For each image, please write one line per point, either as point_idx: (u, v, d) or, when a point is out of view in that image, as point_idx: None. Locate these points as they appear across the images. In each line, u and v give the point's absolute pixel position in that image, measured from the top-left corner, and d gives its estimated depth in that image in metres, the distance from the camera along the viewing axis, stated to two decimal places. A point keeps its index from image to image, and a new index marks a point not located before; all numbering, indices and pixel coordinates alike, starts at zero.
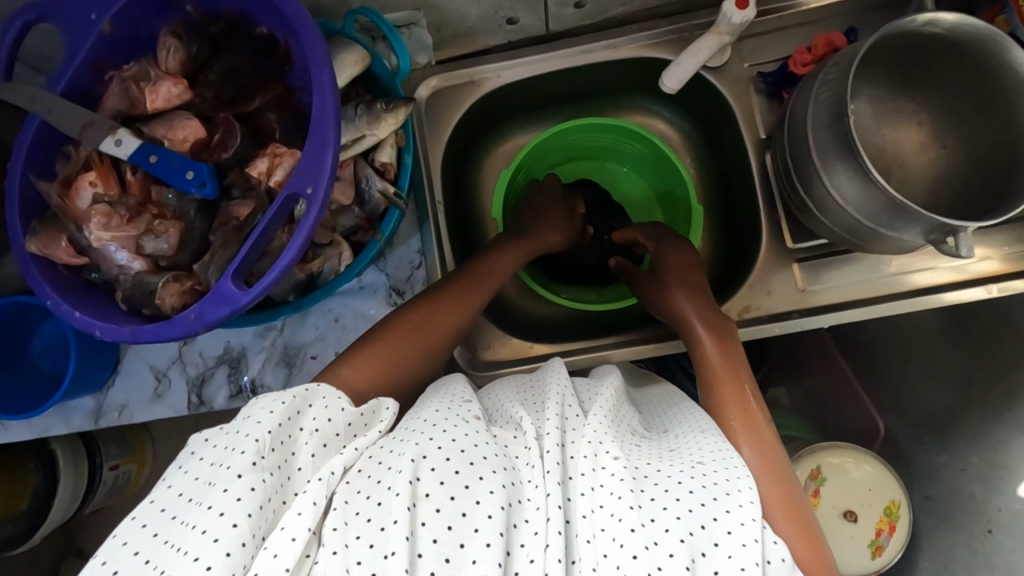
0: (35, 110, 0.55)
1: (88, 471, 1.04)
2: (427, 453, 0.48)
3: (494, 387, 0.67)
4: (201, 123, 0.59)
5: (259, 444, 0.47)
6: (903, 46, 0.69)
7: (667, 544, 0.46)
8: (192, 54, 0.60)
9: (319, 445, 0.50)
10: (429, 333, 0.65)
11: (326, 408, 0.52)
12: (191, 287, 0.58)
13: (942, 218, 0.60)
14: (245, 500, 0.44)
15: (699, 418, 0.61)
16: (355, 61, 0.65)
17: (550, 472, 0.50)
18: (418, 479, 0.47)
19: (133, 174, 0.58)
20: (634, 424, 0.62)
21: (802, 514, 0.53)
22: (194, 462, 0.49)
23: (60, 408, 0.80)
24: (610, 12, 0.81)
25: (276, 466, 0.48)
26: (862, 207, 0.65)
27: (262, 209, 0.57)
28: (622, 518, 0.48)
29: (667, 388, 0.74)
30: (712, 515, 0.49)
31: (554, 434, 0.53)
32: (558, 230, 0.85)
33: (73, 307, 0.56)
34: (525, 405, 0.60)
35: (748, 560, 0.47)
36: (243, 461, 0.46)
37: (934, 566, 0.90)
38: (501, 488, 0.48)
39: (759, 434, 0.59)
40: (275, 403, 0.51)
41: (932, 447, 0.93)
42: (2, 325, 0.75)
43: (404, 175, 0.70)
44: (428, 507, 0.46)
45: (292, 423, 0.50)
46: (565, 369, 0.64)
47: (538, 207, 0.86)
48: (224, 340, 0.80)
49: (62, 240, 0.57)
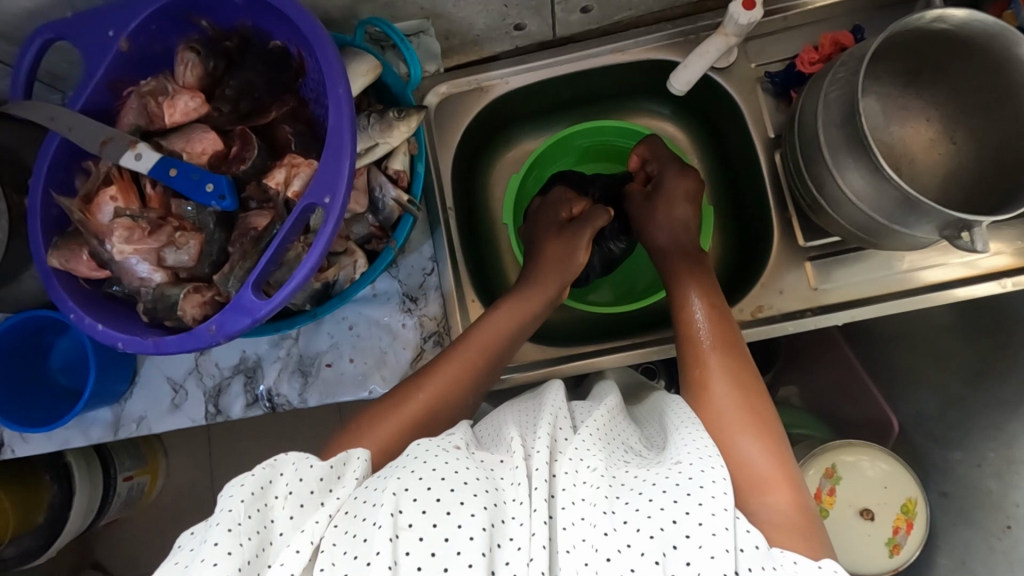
0: (56, 128, 0.56)
1: (102, 484, 1.06)
2: (408, 484, 0.49)
3: (497, 413, 0.67)
4: (218, 135, 0.60)
5: (233, 514, 0.48)
6: (912, 43, 0.69)
7: (638, 544, 0.47)
8: (210, 68, 0.61)
9: (296, 507, 0.50)
10: (431, 419, 0.63)
11: (295, 468, 0.52)
12: (212, 298, 0.59)
13: (958, 214, 0.60)
14: (222, 564, 0.45)
15: (683, 411, 0.60)
16: (366, 70, 0.65)
17: (537, 490, 0.51)
18: (400, 512, 0.47)
19: (153, 188, 0.59)
20: (629, 440, 0.62)
21: (762, 416, 0.58)
22: (180, 547, 0.50)
23: (79, 421, 0.81)
24: (616, 16, 0.82)
25: (253, 531, 0.48)
26: (878, 209, 0.65)
27: (280, 219, 0.58)
28: (595, 523, 0.48)
29: (657, 397, 0.73)
30: (685, 509, 0.48)
31: (538, 454, 0.54)
32: (573, 254, 0.77)
33: (95, 321, 0.56)
34: (521, 425, 0.61)
35: (719, 549, 0.46)
36: (219, 533, 0.47)
37: (954, 562, 0.89)
38: (482, 509, 0.48)
39: (728, 348, 0.64)
40: (244, 477, 0.51)
41: (948, 443, 0.92)
42: (22, 340, 0.75)
43: (417, 183, 0.70)
44: (410, 536, 0.46)
45: (265, 492, 0.50)
46: (563, 391, 0.66)
47: (551, 236, 0.80)
48: (240, 350, 0.80)
49: (84, 254, 0.57)
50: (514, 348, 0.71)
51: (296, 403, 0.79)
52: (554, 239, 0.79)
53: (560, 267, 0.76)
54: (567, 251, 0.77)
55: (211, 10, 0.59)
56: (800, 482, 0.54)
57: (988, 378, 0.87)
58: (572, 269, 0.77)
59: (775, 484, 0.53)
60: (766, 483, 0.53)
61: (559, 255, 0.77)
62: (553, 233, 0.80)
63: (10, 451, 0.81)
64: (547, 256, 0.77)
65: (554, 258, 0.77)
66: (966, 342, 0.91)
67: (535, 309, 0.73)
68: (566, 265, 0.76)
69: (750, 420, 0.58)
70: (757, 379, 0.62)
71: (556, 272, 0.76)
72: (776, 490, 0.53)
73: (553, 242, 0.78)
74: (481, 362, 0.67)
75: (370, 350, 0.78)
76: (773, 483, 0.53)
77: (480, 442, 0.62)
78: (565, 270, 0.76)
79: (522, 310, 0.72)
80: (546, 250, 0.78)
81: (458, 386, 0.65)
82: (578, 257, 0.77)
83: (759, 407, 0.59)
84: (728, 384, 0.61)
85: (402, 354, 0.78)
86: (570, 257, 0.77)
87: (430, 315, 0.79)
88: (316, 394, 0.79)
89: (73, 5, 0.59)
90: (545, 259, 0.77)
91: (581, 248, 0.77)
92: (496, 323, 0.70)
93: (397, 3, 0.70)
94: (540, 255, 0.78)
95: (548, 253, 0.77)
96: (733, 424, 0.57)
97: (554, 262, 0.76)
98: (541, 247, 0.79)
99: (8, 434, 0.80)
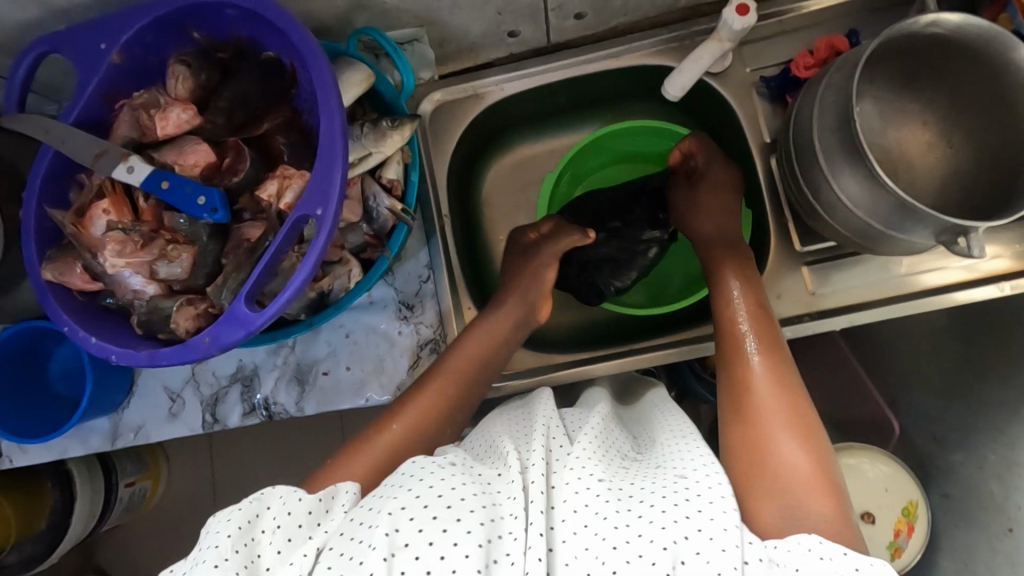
0: (49, 141, 0.56)
1: (104, 490, 1.06)
2: (405, 504, 0.49)
3: (486, 424, 0.67)
4: (211, 147, 0.60)
5: (220, 549, 0.48)
6: (907, 47, 0.69)
7: (649, 555, 0.45)
8: (202, 81, 0.61)
9: (283, 541, 0.50)
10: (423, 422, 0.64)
11: (284, 502, 0.52)
12: (205, 310, 0.59)
13: (954, 219, 0.60)
14: None
15: (686, 430, 0.61)
16: (361, 80, 0.65)
17: (533, 502, 0.50)
18: (397, 531, 0.47)
19: (146, 201, 0.59)
20: (624, 449, 0.62)
21: (808, 422, 0.58)
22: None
23: (76, 430, 0.81)
24: (611, 21, 0.81)
25: (240, 566, 0.48)
26: (873, 214, 0.65)
27: (273, 231, 0.58)
28: (604, 537, 0.47)
29: (658, 397, 0.74)
30: (695, 524, 0.47)
31: (535, 466, 0.54)
32: (542, 268, 0.80)
33: (90, 334, 0.57)
34: (514, 436, 0.61)
35: (726, 564, 0.45)
36: (206, 568, 0.47)
37: (956, 566, 0.88)
38: (479, 526, 0.48)
39: (773, 348, 0.65)
40: (232, 512, 0.51)
41: (949, 446, 0.91)
42: (20, 350, 0.76)
43: (411, 192, 0.71)
44: (406, 556, 0.46)
45: (252, 527, 0.50)
46: (553, 398, 0.66)
47: (518, 254, 0.83)
48: (237, 359, 0.80)
49: (77, 267, 0.57)
50: (489, 373, 0.71)
51: (293, 411, 0.79)
52: (522, 254, 0.82)
53: (532, 280, 0.79)
54: (535, 265, 0.80)
55: (204, 22, 0.59)
56: (843, 491, 0.53)
57: (988, 381, 0.86)
58: (546, 284, 0.79)
59: (815, 492, 0.52)
60: (809, 485, 0.52)
61: (529, 270, 0.80)
62: (522, 250, 0.83)
63: (8, 461, 0.81)
64: (516, 272, 0.80)
65: (524, 274, 0.79)
66: (967, 345, 0.90)
67: (506, 331, 0.74)
68: (535, 276, 0.79)
69: (794, 424, 0.57)
70: (801, 384, 0.62)
71: (524, 285, 0.78)
72: (818, 495, 0.52)
73: (521, 259, 0.82)
74: (455, 391, 0.67)
75: (366, 358, 0.78)
76: (815, 490, 0.52)
77: (475, 454, 0.62)
78: (533, 283, 0.79)
79: (491, 335, 0.73)
80: (516, 266, 0.81)
81: (435, 418, 0.65)
82: (550, 270, 0.80)
83: (805, 415, 0.58)
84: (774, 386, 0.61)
85: (399, 362, 0.78)
86: (540, 269, 0.80)
87: (426, 321, 0.79)
88: (313, 402, 0.78)
89: (67, 18, 0.59)
90: (514, 275, 0.80)
91: (550, 263, 0.80)
92: (464, 349, 0.71)
93: (391, 11, 0.70)
94: (511, 271, 0.81)
95: (517, 270, 0.81)
96: (775, 425, 0.57)
97: (523, 277, 0.79)
98: (511, 265, 0.82)
99: (7, 444, 0.80)
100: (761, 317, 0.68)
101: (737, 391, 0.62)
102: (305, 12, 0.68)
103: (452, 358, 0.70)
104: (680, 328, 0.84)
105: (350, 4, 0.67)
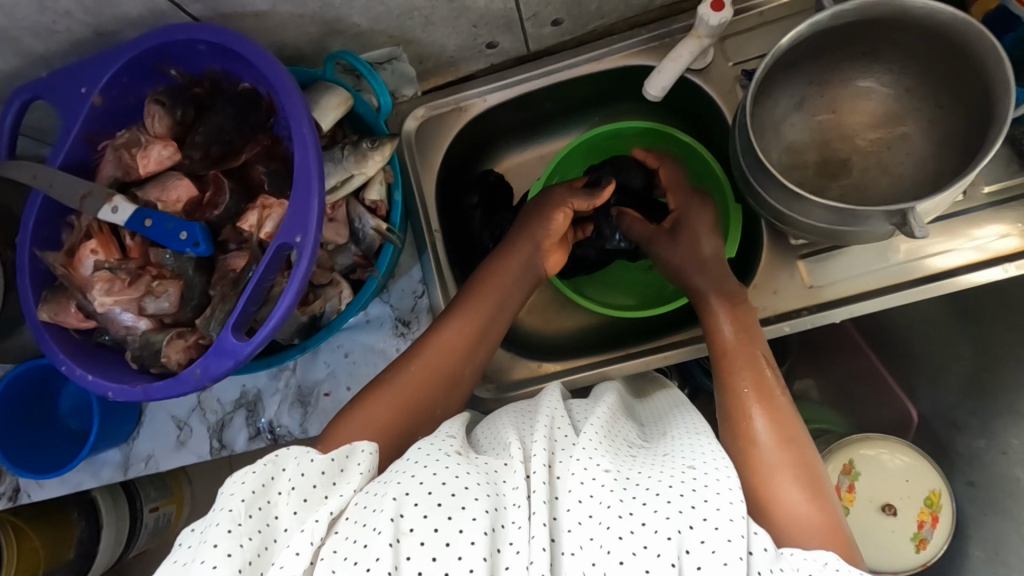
0: (37, 185, 0.57)
1: (127, 518, 1.06)
2: (409, 489, 0.48)
3: (492, 416, 0.66)
4: (192, 181, 0.61)
5: (233, 514, 0.48)
6: (855, 26, 0.68)
7: (654, 545, 0.46)
8: (178, 117, 0.62)
9: (298, 502, 0.50)
10: (420, 402, 0.63)
11: (297, 455, 0.53)
12: (195, 342, 0.60)
13: (890, 206, 0.60)
14: (222, 567, 0.45)
15: (693, 422, 0.61)
16: (337, 103, 0.66)
17: (536, 491, 0.50)
18: (401, 517, 0.47)
19: (132, 238, 0.61)
20: (630, 437, 0.61)
21: (804, 462, 0.56)
22: (181, 550, 0.48)
23: (90, 463, 0.82)
24: (589, 25, 0.81)
25: (255, 530, 0.48)
26: (807, 212, 0.66)
27: (256, 260, 0.59)
28: (610, 526, 0.47)
29: (673, 396, 0.72)
30: (701, 515, 0.47)
31: (536, 456, 0.53)
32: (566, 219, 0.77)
33: (86, 371, 0.58)
34: (518, 427, 0.60)
35: (731, 554, 0.45)
36: (218, 533, 0.46)
37: (988, 556, 0.83)
38: (484, 513, 0.48)
39: (764, 373, 0.62)
40: (246, 474, 0.51)
41: (972, 433, 0.87)
42: (27, 389, 0.77)
43: (395, 211, 0.71)
44: (412, 542, 0.46)
45: (268, 489, 0.50)
46: (560, 392, 0.65)
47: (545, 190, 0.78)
48: (240, 385, 0.81)
49: (72, 306, 0.59)
50: (446, 393, 0.65)
51: (297, 433, 0.79)
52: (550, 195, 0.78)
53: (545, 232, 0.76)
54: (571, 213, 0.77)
55: (178, 59, 0.60)
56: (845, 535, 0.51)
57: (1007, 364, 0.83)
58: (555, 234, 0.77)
59: (824, 535, 0.50)
60: (811, 531, 0.51)
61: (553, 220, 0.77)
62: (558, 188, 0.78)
63: (26, 496, 0.82)
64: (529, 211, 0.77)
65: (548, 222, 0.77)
66: (981, 326, 0.88)
67: (471, 342, 0.67)
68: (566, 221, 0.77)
69: (796, 464, 0.55)
70: (800, 421, 0.60)
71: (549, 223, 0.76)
72: (819, 537, 0.50)
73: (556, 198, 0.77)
74: (413, 407, 0.62)
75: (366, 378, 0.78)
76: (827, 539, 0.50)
77: (478, 446, 0.61)
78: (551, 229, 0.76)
79: (448, 355, 0.66)
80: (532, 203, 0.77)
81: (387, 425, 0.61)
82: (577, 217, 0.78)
83: (804, 453, 0.57)
84: (771, 425, 0.58)
85: None
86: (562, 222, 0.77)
87: None
88: (316, 424, 0.79)
89: (50, 64, 0.61)
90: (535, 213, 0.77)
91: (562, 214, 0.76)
92: (422, 368, 0.65)
93: (366, 33, 0.71)
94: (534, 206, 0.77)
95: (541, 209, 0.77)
96: (777, 460, 0.55)
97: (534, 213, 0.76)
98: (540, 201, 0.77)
99: (24, 479, 0.82)
100: (749, 342, 0.65)
101: (735, 427, 0.59)
102: (282, 41, 0.68)
103: (409, 369, 0.65)
104: (681, 327, 0.84)
105: (324, 30, 0.68)
